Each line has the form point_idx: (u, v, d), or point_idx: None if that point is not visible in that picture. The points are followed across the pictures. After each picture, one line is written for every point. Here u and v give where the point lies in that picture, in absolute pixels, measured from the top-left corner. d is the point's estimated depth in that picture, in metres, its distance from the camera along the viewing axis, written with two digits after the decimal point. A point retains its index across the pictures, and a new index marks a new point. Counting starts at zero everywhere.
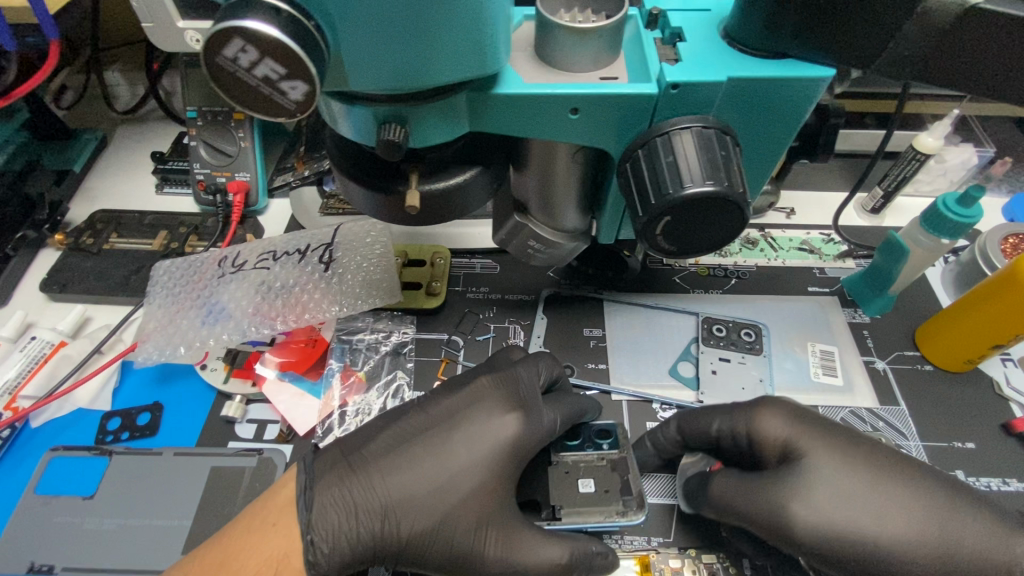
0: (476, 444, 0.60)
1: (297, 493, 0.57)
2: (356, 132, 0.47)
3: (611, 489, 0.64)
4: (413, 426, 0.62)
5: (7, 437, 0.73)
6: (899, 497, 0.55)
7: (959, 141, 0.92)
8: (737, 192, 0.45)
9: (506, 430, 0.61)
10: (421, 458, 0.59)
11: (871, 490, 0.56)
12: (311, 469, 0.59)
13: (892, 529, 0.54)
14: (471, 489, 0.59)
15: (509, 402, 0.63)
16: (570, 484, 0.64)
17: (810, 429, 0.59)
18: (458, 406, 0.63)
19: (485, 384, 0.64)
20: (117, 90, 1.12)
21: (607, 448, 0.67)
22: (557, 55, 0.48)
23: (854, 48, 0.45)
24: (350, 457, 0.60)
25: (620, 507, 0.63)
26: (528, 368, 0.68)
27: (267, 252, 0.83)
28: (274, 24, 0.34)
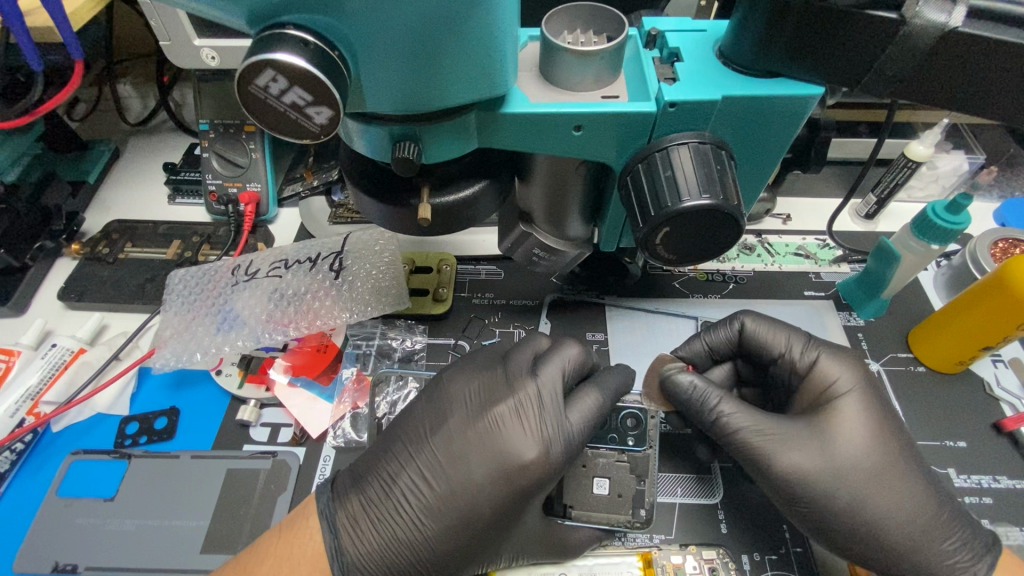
0: (497, 495, 0.58)
1: (329, 559, 0.58)
2: (371, 149, 0.49)
3: (625, 494, 0.66)
4: (429, 471, 0.60)
5: (29, 441, 0.75)
6: (881, 478, 0.61)
7: (950, 148, 0.95)
8: (733, 205, 0.47)
9: (527, 475, 0.58)
10: (443, 514, 0.58)
11: (858, 464, 0.61)
12: (335, 529, 0.59)
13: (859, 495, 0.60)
14: (497, 534, 0.59)
15: (530, 441, 0.59)
16: (588, 482, 0.68)
17: (841, 402, 0.64)
18: (474, 449, 0.59)
19: (504, 419, 0.60)
20: (129, 102, 1.14)
21: (631, 447, 0.69)
22: (561, 75, 0.50)
23: (837, 67, 0.48)
24: (372, 514, 0.60)
25: (628, 515, 0.65)
26: (549, 380, 0.64)
27: (279, 261, 0.85)
28: (301, 55, 0.37)
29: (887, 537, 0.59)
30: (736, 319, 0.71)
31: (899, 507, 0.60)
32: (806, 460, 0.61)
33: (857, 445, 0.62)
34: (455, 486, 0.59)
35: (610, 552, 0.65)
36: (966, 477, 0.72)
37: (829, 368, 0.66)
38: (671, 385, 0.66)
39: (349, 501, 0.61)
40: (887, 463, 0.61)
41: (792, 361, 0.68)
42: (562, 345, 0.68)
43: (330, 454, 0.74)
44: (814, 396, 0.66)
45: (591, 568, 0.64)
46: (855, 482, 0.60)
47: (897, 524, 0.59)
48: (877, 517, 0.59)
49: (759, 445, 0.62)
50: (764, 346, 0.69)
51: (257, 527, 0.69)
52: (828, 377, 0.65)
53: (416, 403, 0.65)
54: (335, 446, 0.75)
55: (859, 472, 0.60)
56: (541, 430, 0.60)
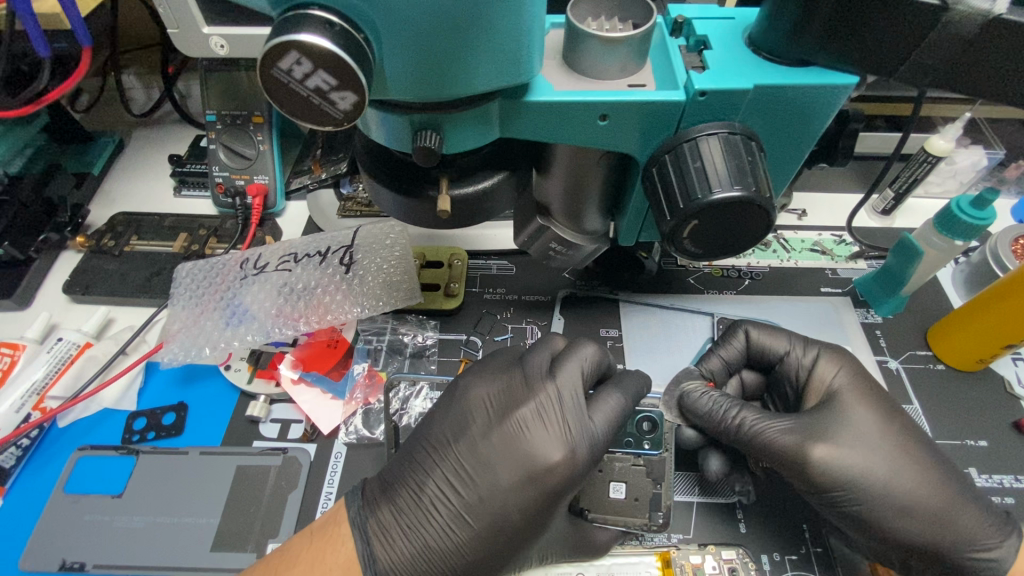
0: (526, 502, 0.57)
1: (362, 564, 0.57)
2: (389, 138, 0.48)
3: (642, 498, 0.65)
4: (456, 477, 0.59)
5: (35, 437, 0.74)
6: (911, 465, 0.60)
7: (969, 143, 0.93)
8: (764, 196, 0.46)
9: (554, 479, 0.57)
10: (473, 521, 0.58)
11: (888, 452, 0.61)
12: (368, 537, 0.58)
13: (898, 486, 0.59)
14: (528, 540, 0.58)
15: (555, 443, 0.58)
16: (604, 485, 0.66)
17: (858, 393, 0.64)
18: (499, 456, 0.58)
19: (527, 423, 0.59)
20: (134, 93, 1.12)
21: (648, 450, 0.67)
22: (586, 63, 0.49)
23: (876, 54, 0.47)
24: (402, 522, 0.59)
25: (645, 519, 0.64)
26: (568, 381, 0.62)
27: (288, 254, 0.84)
28: (327, 37, 0.35)
29: (917, 515, 0.58)
30: (740, 328, 0.71)
31: (922, 482, 0.59)
32: (828, 446, 0.60)
33: (868, 425, 0.62)
34: (483, 493, 0.58)
35: (628, 551, 0.64)
36: (987, 476, 0.71)
37: (828, 366, 0.67)
38: (691, 405, 0.66)
39: (380, 509, 0.60)
40: (900, 440, 0.62)
41: (796, 360, 0.69)
42: (578, 344, 0.66)
43: (341, 450, 0.73)
44: (820, 392, 0.66)
45: (609, 567, 0.64)
46: (877, 462, 0.60)
47: (923, 498, 0.59)
48: (903, 495, 0.59)
49: (785, 440, 0.61)
50: (770, 348, 0.70)
51: (268, 524, 0.68)
52: (827, 373, 0.67)
53: (436, 407, 0.65)
54: (346, 443, 0.73)
55: (877, 451, 0.60)
56: (566, 433, 0.59)
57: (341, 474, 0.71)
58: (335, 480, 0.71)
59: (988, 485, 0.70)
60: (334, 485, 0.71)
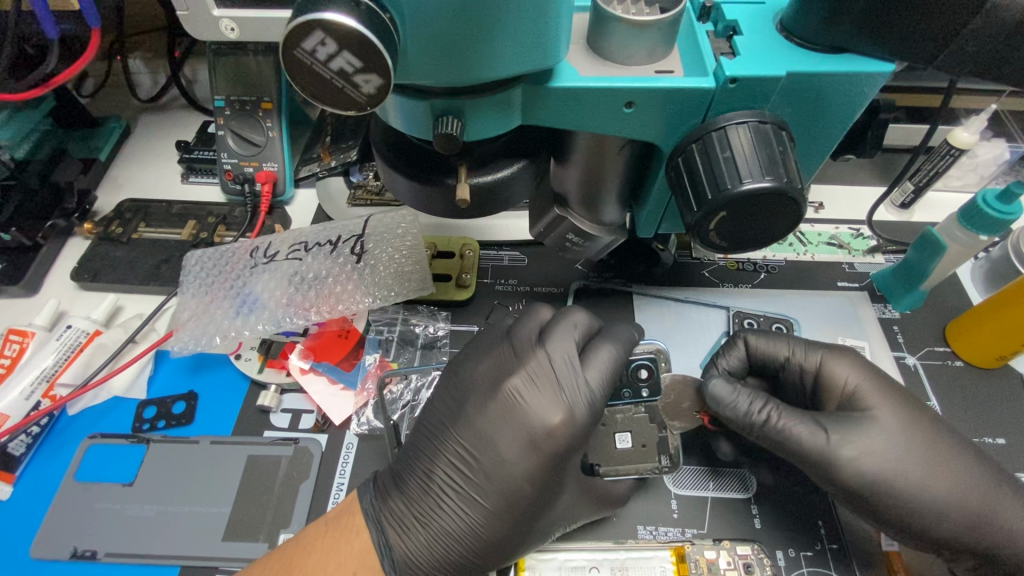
0: (533, 471, 0.57)
1: (379, 553, 0.58)
2: (408, 124, 0.47)
3: (648, 443, 0.66)
4: (459, 461, 0.59)
5: (46, 424, 0.74)
6: (947, 465, 0.58)
7: (992, 136, 0.92)
8: (795, 188, 0.45)
9: (554, 440, 0.57)
10: (485, 501, 0.58)
11: (925, 450, 0.58)
12: (382, 524, 0.59)
13: (935, 488, 0.57)
14: (541, 504, 0.59)
15: (552, 404, 0.58)
16: (610, 439, 0.67)
17: (880, 386, 0.62)
18: (496, 429, 0.58)
19: (518, 391, 0.59)
20: (140, 78, 1.10)
21: (646, 398, 0.67)
22: (613, 48, 0.47)
23: (920, 40, 0.45)
24: (415, 510, 0.59)
25: (656, 462, 0.66)
26: (560, 347, 0.61)
27: (299, 243, 0.83)
28: (352, 15, 0.34)
29: (959, 510, 0.57)
30: (737, 338, 0.68)
31: (957, 482, 0.57)
32: (859, 451, 0.57)
33: (896, 427, 0.59)
34: (487, 474, 0.57)
35: (642, 545, 0.63)
36: None
37: (838, 369, 0.63)
38: (712, 394, 0.61)
39: (392, 500, 0.60)
40: (932, 440, 0.59)
41: (800, 364, 0.65)
42: (565, 312, 0.66)
43: (353, 441, 0.72)
44: (839, 394, 0.63)
45: (623, 561, 0.62)
46: (908, 462, 0.57)
47: (961, 495, 0.57)
48: (939, 494, 0.57)
49: (819, 444, 0.57)
50: (770, 355, 0.66)
51: (279, 515, 0.68)
52: (835, 379, 0.63)
53: (437, 395, 0.63)
54: (357, 434, 0.73)
55: (910, 455, 0.58)
56: (561, 394, 0.58)
57: (352, 465, 0.71)
58: (346, 471, 0.71)
59: None
60: (346, 476, 0.70)
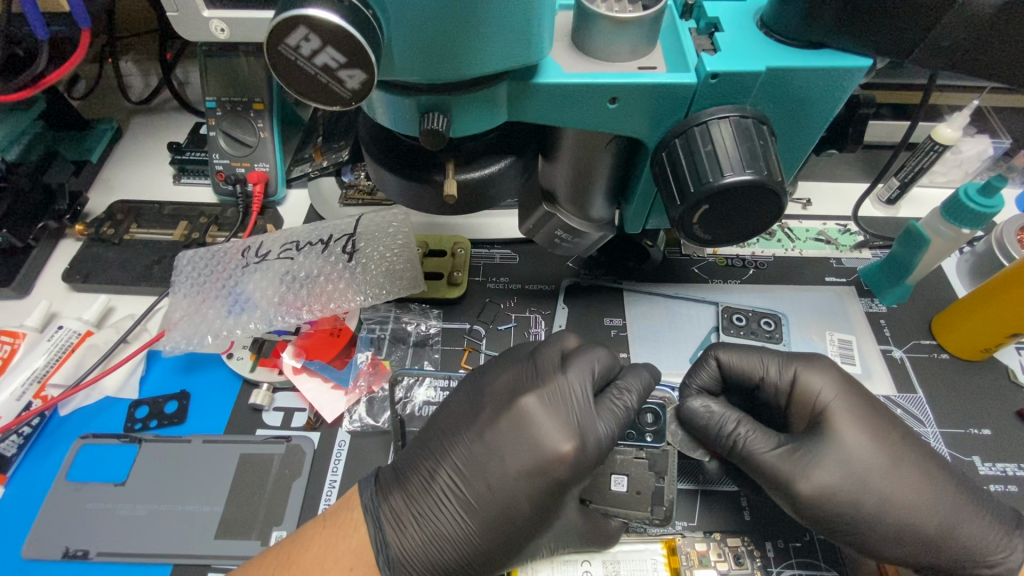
0: (535, 492, 0.56)
1: (375, 550, 0.58)
2: (396, 121, 0.47)
3: (643, 491, 0.64)
4: (461, 469, 0.58)
5: (37, 426, 0.74)
6: (913, 485, 0.58)
7: (975, 132, 0.93)
8: (775, 180, 0.45)
9: (560, 467, 0.56)
10: (482, 511, 0.57)
11: (888, 471, 0.58)
12: (380, 521, 0.59)
13: (896, 509, 0.57)
14: (538, 527, 0.58)
15: (563, 432, 0.57)
16: (606, 478, 0.65)
17: (845, 407, 0.60)
18: (509, 442, 0.58)
19: (532, 409, 0.58)
20: (131, 80, 1.11)
21: (650, 443, 0.66)
22: (596, 45, 0.48)
23: (896, 33, 0.46)
24: (414, 510, 0.59)
25: (646, 513, 0.63)
26: (579, 375, 0.62)
27: (290, 242, 0.84)
28: (336, 12, 0.35)
29: (925, 530, 0.57)
30: (711, 355, 0.67)
31: (923, 501, 0.57)
32: (812, 477, 0.57)
33: (859, 449, 0.58)
34: (491, 485, 0.57)
35: (633, 539, 0.64)
36: (990, 465, 0.71)
37: (810, 388, 0.62)
38: (687, 415, 0.64)
39: (392, 497, 0.60)
40: (897, 461, 0.58)
41: (775, 382, 0.64)
42: (589, 346, 0.66)
43: (345, 438, 0.73)
44: (808, 413, 0.62)
45: (615, 555, 0.63)
46: (871, 484, 0.57)
47: (925, 514, 0.57)
48: (902, 516, 0.57)
49: (776, 469, 0.58)
50: (744, 374, 0.66)
51: (272, 512, 0.68)
52: (808, 396, 0.62)
53: (453, 398, 0.65)
54: (350, 431, 0.73)
55: (872, 479, 0.57)
56: (572, 421, 0.58)
57: (345, 462, 0.71)
58: (339, 468, 0.71)
59: (992, 474, 0.70)
60: (339, 473, 0.71)
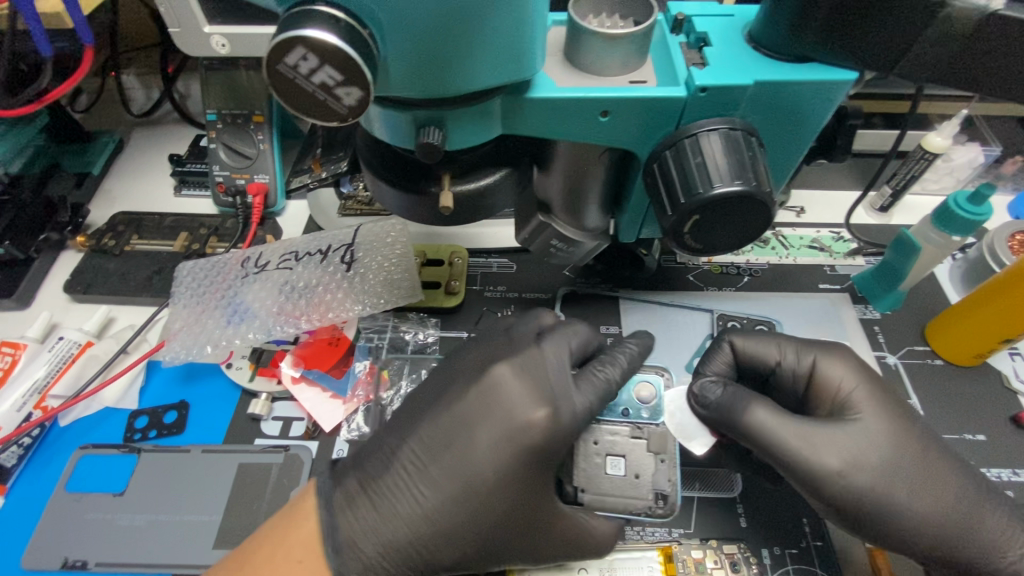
0: (501, 464, 0.57)
1: (324, 537, 0.58)
2: (392, 135, 0.48)
3: (642, 476, 0.62)
4: (425, 448, 0.59)
5: (37, 436, 0.74)
6: (936, 477, 0.57)
7: (965, 140, 0.94)
8: (764, 191, 0.46)
9: (531, 434, 0.57)
10: (443, 489, 0.58)
11: (913, 462, 0.58)
12: (331, 507, 0.59)
13: (921, 499, 0.56)
14: (499, 508, 0.58)
15: (535, 399, 0.58)
16: (601, 462, 0.64)
17: (873, 392, 0.61)
18: (477, 414, 0.59)
19: (504, 377, 0.59)
20: (133, 93, 1.12)
21: (646, 420, 0.66)
22: (588, 61, 0.49)
23: (876, 49, 0.46)
24: (372, 492, 0.60)
25: (646, 500, 0.62)
26: (555, 349, 0.63)
27: (289, 253, 0.85)
28: (333, 33, 0.36)
29: (943, 521, 0.56)
30: (725, 340, 0.68)
31: (943, 490, 0.57)
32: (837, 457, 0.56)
33: (882, 433, 0.58)
34: (456, 460, 0.58)
35: (631, 546, 0.64)
36: (985, 470, 0.71)
37: (831, 373, 0.62)
38: (700, 392, 0.61)
39: (347, 482, 0.61)
40: (915, 449, 0.58)
41: (792, 367, 0.65)
42: (568, 322, 0.67)
43: (343, 447, 0.73)
44: (829, 399, 0.62)
45: (612, 562, 0.63)
46: (900, 474, 0.57)
47: (946, 505, 0.57)
48: (926, 506, 0.56)
49: (808, 450, 0.56)
50: (758, 359, 0.66)
51: None
52: (830, 384, 0.62)
53: (427, 379, 0.65)
54: (348, 440, 0.73)
55: (893, 465, 0.57)
56: (544, 389, 0.59)
57: None
58: None
59: (987, 479, 0.70)
60: None
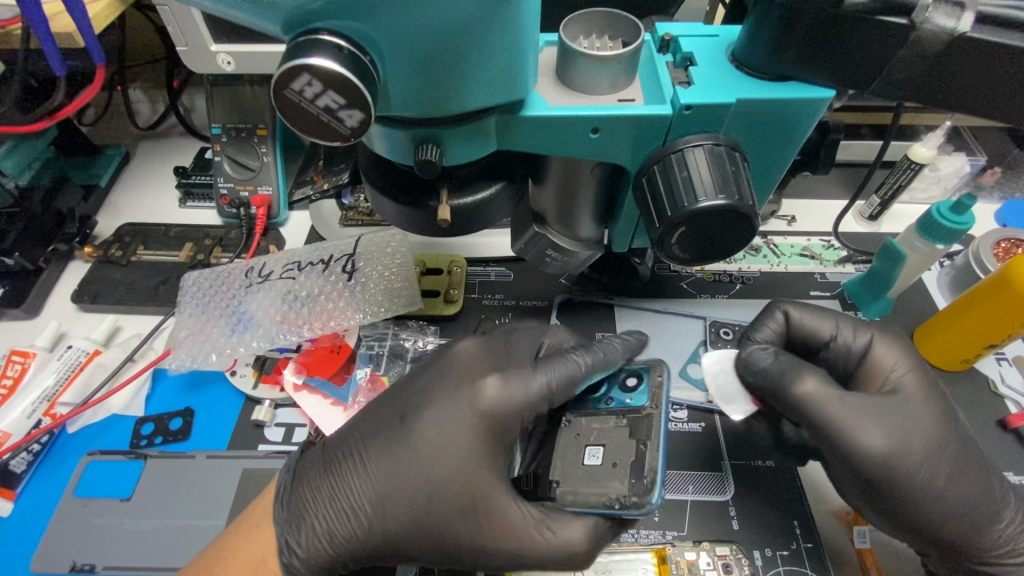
0: (443, 426, 0.58)
1: (278, 496, 0.63)
2: (392, 152, 0.50)
3: (620, 463, 0.55)
4: (378, 415, 0.63)
5: (46, 443, 0.76)
6: (967, 469, 0.59)
7: (952, 150, 0.97)
8: (747, 204, 0.48)
9: (477, 397, 0.59)
10: (387, 453, 0.59)
11: (949, 453, 0.59)
12: (291, 474, 0.64)
13: (953, 488, 0.58)
14: (437, 474, 0.57)
15: (488, 366, 0.62)
16: (580, 450, 0.58)
17: (919, 375, 0.62)
18: (433, 382, 0.62)
19: (464, 350, 0.63)
20: (139, 106, 1.15)
21: (630, 407, 0.59)
22: (578, 80, 0.52)
23: (849, 69, 0.49)
24: (328, 460, 0.63)
25: (620, 488, 0.54)
26: (527, 335, 0.67)
27: (292, 263, 0.87)
28: (336, 60, 0.38)
29: (968, 512, 0.58)
30: (779, 308, 0.70)
31: (972, 483, 0.59)
32: (880, 437, 0.57)
33: (925, 423, 0.59)
34: (405, 451, 0.59)
35: (625, 549, 0.66)
36: None
37: (884, 354, 0.64)
38: (748, 358, 0.64)
39: (310, 453, 0.65)
40: (954, 440, 0.60)
41: (844, 345, 0.67)
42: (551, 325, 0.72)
43: None
44: (879, 379, 0.63)
45: (606, 564, 0.65)
46: (937, 464, 0.58)
47: (973, 496, 0.58)
48: (954, 497, 0.58)
49: (853, 423, 0.58)
50: (811, 334, 0.68)
51: None
52: (881, 365, 0.64)
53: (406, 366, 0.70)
54: None
55: (936, 450, 0.58)
56: (499, 359, 0.63)
57: None
58: None
59: None
60: None
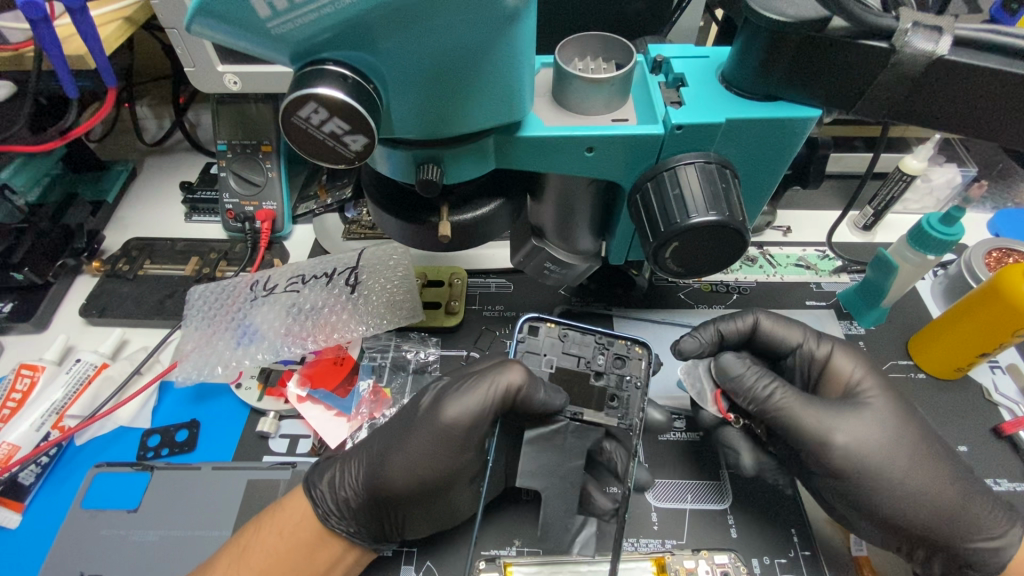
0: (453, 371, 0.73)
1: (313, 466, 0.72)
2: (394, 171, 0.52)
3: None
4: None
5: (54, 455, 0.77)
6: (933, 464, 0.65)
7: (943, 160, 0.98)
8: (737, 220, 0.50)
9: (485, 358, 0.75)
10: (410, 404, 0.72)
11: (912, 451, 0.65)
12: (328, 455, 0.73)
13: (916, 480, 0.64)
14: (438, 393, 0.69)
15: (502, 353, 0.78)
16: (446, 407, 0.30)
17: (876, 378, 0.70)
18: None
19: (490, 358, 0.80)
20: (146, 123, 1.17)
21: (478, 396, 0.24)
22: (573, 101, 0.53)
23: (833, 90, 0.51)
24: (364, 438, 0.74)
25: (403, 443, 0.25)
26: None
27: (296, 276, 0.89)
28: (340, 89, 0.39)
29: (935, 504, 0.63)
30: (753, 315, 0.75)
31: (935, 476, 0.64)
32: (844, 432, 0.64)
33: (885, 421, 0.66)
34: (435, 426, 0.66)
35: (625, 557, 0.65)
36: None
37: (844, 362, 0.71)
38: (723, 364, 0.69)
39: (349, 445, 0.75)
40: (914, 437, 0.66)
41: (808, 352, 0.73)
42: None
43: None
44: (841, 384, 0.71)
45: None
46: (896, 456, 0.64)
47: (939, 490, 0.64)
48: (918, 489, 0.63)
49: (814, 423, 0.65)
50: (778, 341, 0.74)
51: None
52: (841, 373, 0.71)
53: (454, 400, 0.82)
54: None
55: (893, 445, 0.65)
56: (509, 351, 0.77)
57: None
58: None
59: None
60: None
